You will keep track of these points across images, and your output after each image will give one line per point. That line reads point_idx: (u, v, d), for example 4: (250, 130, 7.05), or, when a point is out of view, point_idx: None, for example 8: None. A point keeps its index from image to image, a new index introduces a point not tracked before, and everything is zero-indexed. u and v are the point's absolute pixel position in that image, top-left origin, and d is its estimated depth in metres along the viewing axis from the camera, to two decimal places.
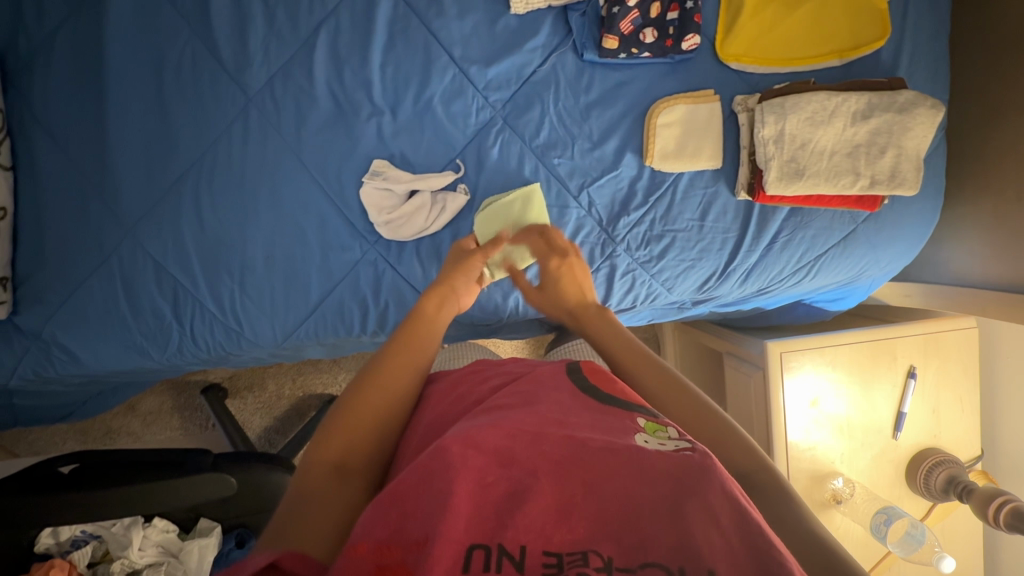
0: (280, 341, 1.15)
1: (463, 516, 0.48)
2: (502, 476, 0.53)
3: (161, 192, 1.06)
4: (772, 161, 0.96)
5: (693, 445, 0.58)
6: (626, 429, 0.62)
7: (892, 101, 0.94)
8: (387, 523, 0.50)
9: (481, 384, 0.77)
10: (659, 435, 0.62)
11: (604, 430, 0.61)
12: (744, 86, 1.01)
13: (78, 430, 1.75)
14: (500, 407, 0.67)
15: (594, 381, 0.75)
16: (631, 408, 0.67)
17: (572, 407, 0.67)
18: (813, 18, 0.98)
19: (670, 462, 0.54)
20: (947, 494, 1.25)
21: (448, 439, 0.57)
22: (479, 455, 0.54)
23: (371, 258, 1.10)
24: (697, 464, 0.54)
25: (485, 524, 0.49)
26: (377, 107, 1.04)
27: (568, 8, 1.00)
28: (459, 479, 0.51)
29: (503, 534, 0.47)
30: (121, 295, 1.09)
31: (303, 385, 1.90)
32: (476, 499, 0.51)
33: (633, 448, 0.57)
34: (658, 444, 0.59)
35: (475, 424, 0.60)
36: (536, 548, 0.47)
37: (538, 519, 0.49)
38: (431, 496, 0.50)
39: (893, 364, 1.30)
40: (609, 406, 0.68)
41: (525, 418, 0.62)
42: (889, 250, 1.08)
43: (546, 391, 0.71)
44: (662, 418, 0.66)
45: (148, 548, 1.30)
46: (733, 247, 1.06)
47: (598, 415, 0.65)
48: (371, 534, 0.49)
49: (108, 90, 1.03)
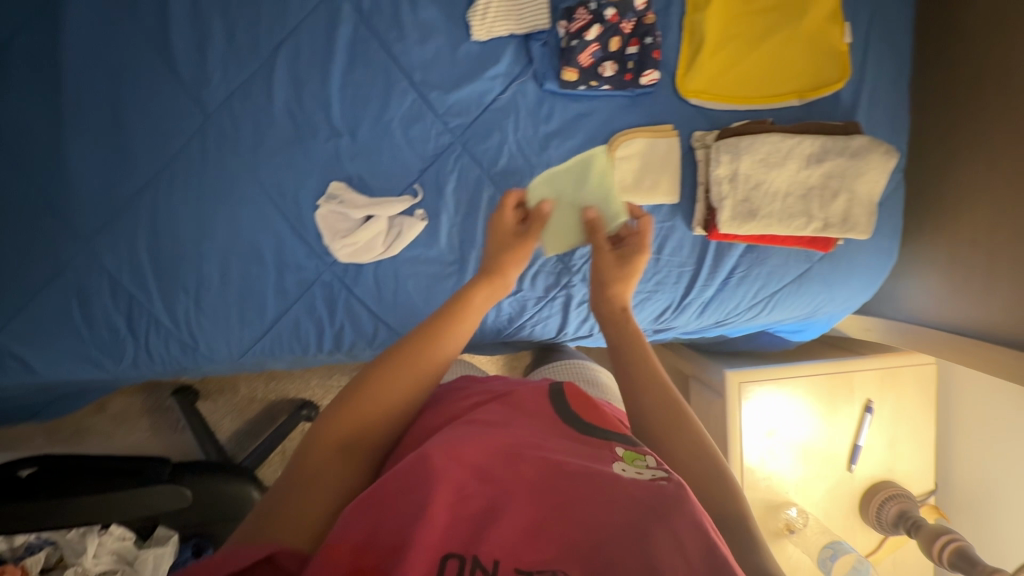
0: (237, 357, 1.15)
1: (439, 525, 0.51)
2: (480, 491, 0.56)
3: (117, 206, 1.05)
4: (726, 200, 0.96)
5: (670, 476, 0.60)
6: (603, 458, 0.63)
7: (846, 146, 0.94)
8: (366, 526, 0.53)
9: (462, 399, 0.77)
10: (637, 464, 0.63)
11: (582, 455, 0.63)
12: (703, 122, 1.01)
13: (45, 428, 1.74)
14: (482, 420, 0.69)
15: (577, 410, 0.74)
16: (609, 438, 0.68)
17: (554, 430, 0.69)
18: (772, 57, 0.98)
19: (642, 490, 0.56)
20: (896, 527, 1.26)
21: (433, 449, 0.60)
22: (460, 469, 0.58)
23: (326, 279, 1.09)
24: (670, 493, 0.56)
25: (462, 535, 0.52)
26: (336, 129, 1.04)
27: (530, 37, 1.00)
28: (439, 489, 0.54)
29: (477, 546, 0.50)
30: (75, 307, 1.08)
31: (275, 389, 1.90)
32: (453, 511, 0.54)
33: (608, 476, 0.58)
34: (635, 473, 0.60)
35: (462, 437, 0.64)
36: (507, 563, 0.49)
37: (510, 537, 0.51)
38: (410, 507, 0.53)
39: (850, 398, 1.31)
40: (588, 434, 0.68)
41: (509, 437, 0.65)
42: (845, 288, 1.08)
43: (532, 411, 0.72)
44: (640, 445, 0.67)
45: (104, 556, 1.29)
46: (688, 281, 1.06)
47: (578, 444, 0.66)
48: (348, 536, 0.52)
49: (63, 100, 1.01)
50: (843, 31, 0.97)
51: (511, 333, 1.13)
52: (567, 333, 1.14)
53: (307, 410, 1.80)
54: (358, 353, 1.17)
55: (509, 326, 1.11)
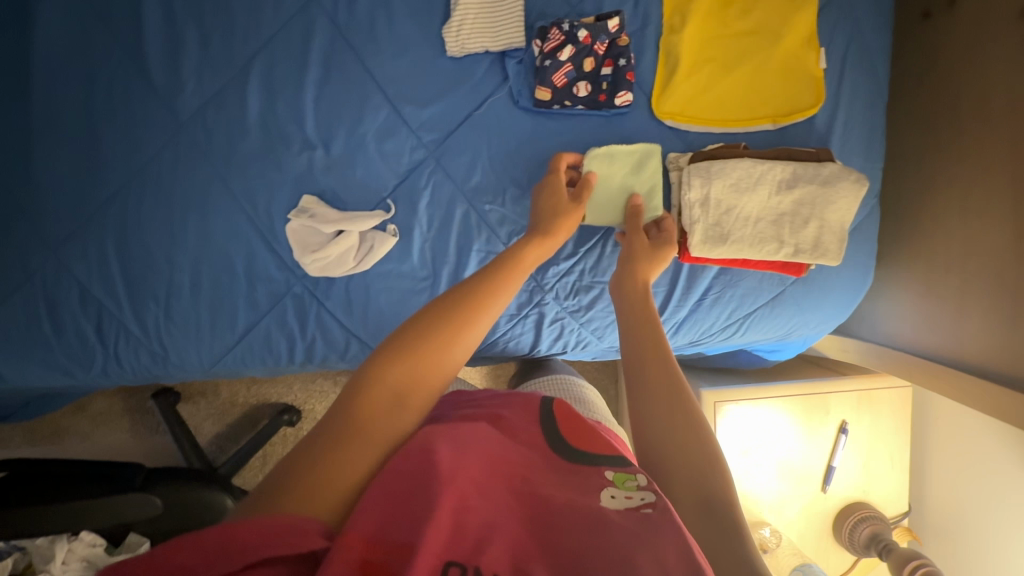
0: (208, 367, 1.15)
1: (444, 531, 0.52)
2: (481, 505, 0.57)
3: (87, 213, 1.04)
4: (697, 224, 0.95)
5: (657, 500, 0.59)
6: (592, 483, 0.62)
7: (817, 173, 0.94)
8: (376, 521, 0.53)
9: (455, 412, 0.76)
10: (627, 486, 0.62)
11: (569, 485, 0.63)
12: (679, 143, 1.00)
13: (24, 428, 1.73)
14: (482, 430, 0.69)
15: (577, 422, 0.73)
16: (596, 460, 0.66)
17: (546, 453, 0.68)
18: (748, 80, 0.97)
19: (628, 520, 0.56)
20: (868, 549, 1.27)
21: (441, 454, 0.61)
22: (464, 481, 0.58)
23: (297, 292, 1.09)
24: (653, 521, 0.55)
25: (464, 543, 0.52)
26: (310, 142, 1.03)
27: (506, 54, 0.99)
28: (446, 496, 0.55)
29: (479, 558, 0.50)
30: (43, 315, 1.07)
31: (257, 393, 1.88)
32: (457, 518, 0.54)
33: (594, 508, 0.58)
34: (624, 500, 0.60)
35: (465, 447, 0.64)
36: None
37: (504, 558, 0.52)
38: (417, 511, 0.54)
39: (825, 419, 1.31)
40: (583, 454, 0.67)
41: (506, 459, 0.65)
42: (818, 312, 1.08)
43: (533, 427, 0.72)
44: (631, 466, 0.66)
45: (72, 562, 1.23)
46: (661, 301, 1.06)
47: (565, 475, 0.65)
48: (359, 527, 0.52)
49: (35, 106, 1.01)
50: (818, 56, 0.96)
51: (484, 349, 1.12)
52: (542, 350, 1.13)
53: (289, 415, 1.80)
54: (331, 365, 1.17)
55: (482, 341, 1.10)
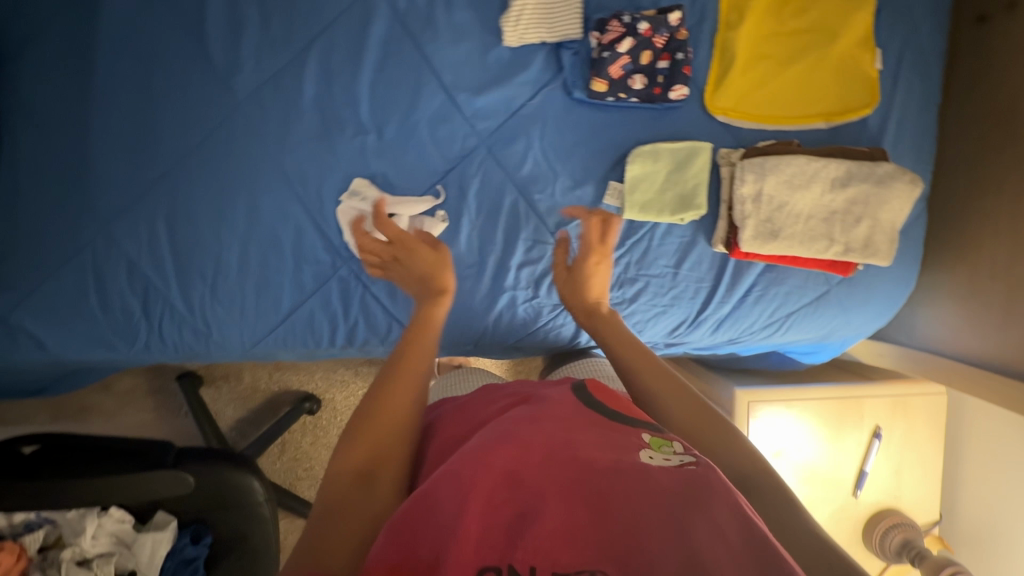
0: (249, 348, 1.15)
1: (472, 539, 0.52)
2: (512, 496, 0.57)
3: (142, 189, 1.06)
4: (750, 220, 0.96)
5: (697, 460, 0.63)
6: (631, 445, 0.65)
7: (872, 172, 0.95)
8: (400, 547, 0.54)
9: (488, 407, 0.78)
10: (664, 450, 0.65)
11: (610, 448, 0.64)
12: (730, 139, 1.01)
13: (50, 405, 1.73)
14: (511, 420, 0.70)
15: (607, 400, 0.78)
16: (637, 424, 0.71)
17: (580, 422, 0.70)
18: (804, 78, 0.98)
19: (674, 478, 0.59)
20: (900, 556, 1.26)
21: (459, 464, 0.61)
22: (490, 478, 0.58)
23: (343, 274, 1.10)
24: (699, 477, 0.59)
25: (496, 545, 0.52)
26: (363, 126, 1.05)
27: (561, 45, 1.00)
28: (471, 503, 0.55)
29: (513, 554, 0.50)
30: (92, 288, 1.09)
31: (279, 380, 1.88)
32: (486, 521, 0.54)
33: (638, 465, 0.60)
34: (663, 459, 0.63)
35: (485, 445, 0.64)
36: (544, 566, 0.49)
37: (547, 538, 0.52)
38: (441, 526, 0.54)
39: (859, 423, 1.30)
40: (615, 421, 0.71)
41: (536, 437, 0.65)
42: (861, 314, 1.09)
43: (555, 406, 0.73)
44: (667, 433, 0.70)
45: (101, 537, 1.30)
46: (705, 297, 1.07)
47: (607, 432, 0.68)
48: (384, 559, 0.52)
49: (97, 83, 1.03)
50: (874, 57, 0.97)
51: (525, 338, 1.16)
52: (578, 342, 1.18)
53: (309, 403, 1.81)
54: (370, 349, 1.18)
55: (523, 329, 1.14)
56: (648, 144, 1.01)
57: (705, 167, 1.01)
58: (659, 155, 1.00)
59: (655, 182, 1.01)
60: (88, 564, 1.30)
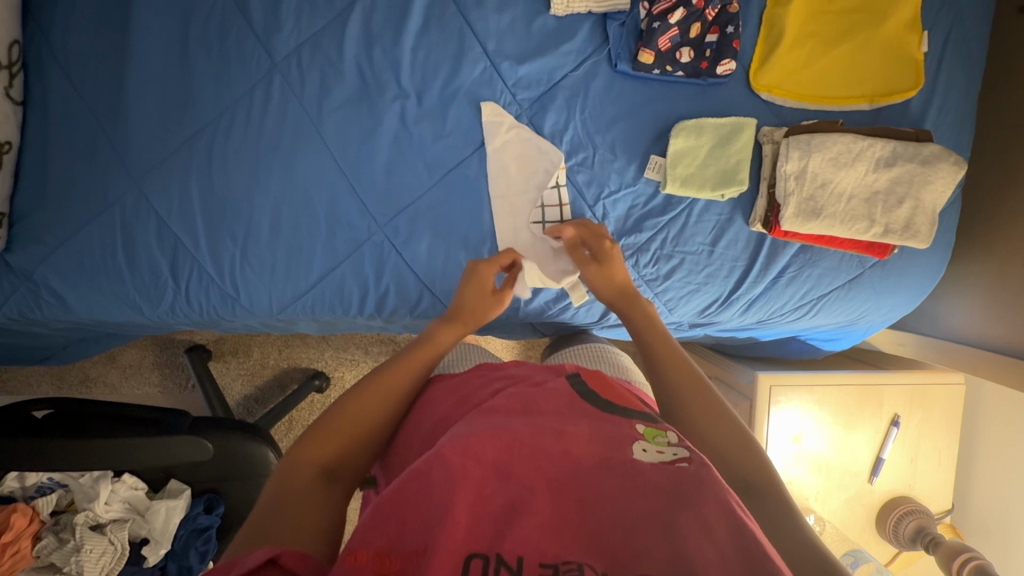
0: (276, 313, 1.12)
1: (462, 527, 0.48)
2: (501, 488, 0.54)
3: (174, 146, 1.02)
4: (791, 197, 1.01)
5: (691, 455, 0.59)
6: (623, 440, 0.61)
7: (917, 153, 1.01)
8: (388, 531, 0.49)
9: (483, 387, 0.77)
10: (658, 441, 0.62)
11: (604, 439, 0.61)
12: (772, 118, 1.06)
13: (53, 374, 1.62)
14: (501, 407, 0.68)
15: (593, 386, 0.75)
16: (630, 415, 0.68)
17: (574, 414, 0.67)
18: (847, 60, 1.04)
19: (664, 474, 0.56)
20: (913, 543, 1.26)
21: (448, 448, 0.57)
22: (479, 468, 0.55)
23: (377, 240, 1.08)
24: (691, 475, 0.55)
25: (484, 534, 0.49)
26: (403, 91, 1.04)
27: (608, 16, 1.02)
28: (460, 492, 0.52)
29: (501, 545, 0.47)
30: (119, 246, 1.04)
31: (289, 356, 1.70)
32: (474, 510, 0.51)
33: (628, 461, 0.58)
34: (657, 453, 0.60)
35: (474, 433, 0.61)
36: (531, 558, 0.47)
37: (536, 530, 0.49)
38: (430, 509, 0.50)
39: (878, 411, 1.29)
40: (608, 413, 0.68)
41: (525, 428, 0.62)
42: (891, 297, 1.12)
43: (546, 396, 0.70)
44: (661, 423, 0.67)
45: (114, 504, 1.17)
46: (739, 276, 1.09)
47: (597, 422, 0.65)
48: (370, 543, 0.48)
49: (133, 35, 1.01)
50: (920, 40, 1.02)
51: (554, 313, 1.15)
52: (608, 319, 1.18)
53: (319, 380, 1.64)
54: (397, 320, 1.17)
55: (550, 309, 1.14)
56: (694, 118, 1.04)
57: (750, 141, 1.04)
58: (706, 130, 1.04)
59: (699, 157, 1.03)
60: (101, 530, 1.17)
